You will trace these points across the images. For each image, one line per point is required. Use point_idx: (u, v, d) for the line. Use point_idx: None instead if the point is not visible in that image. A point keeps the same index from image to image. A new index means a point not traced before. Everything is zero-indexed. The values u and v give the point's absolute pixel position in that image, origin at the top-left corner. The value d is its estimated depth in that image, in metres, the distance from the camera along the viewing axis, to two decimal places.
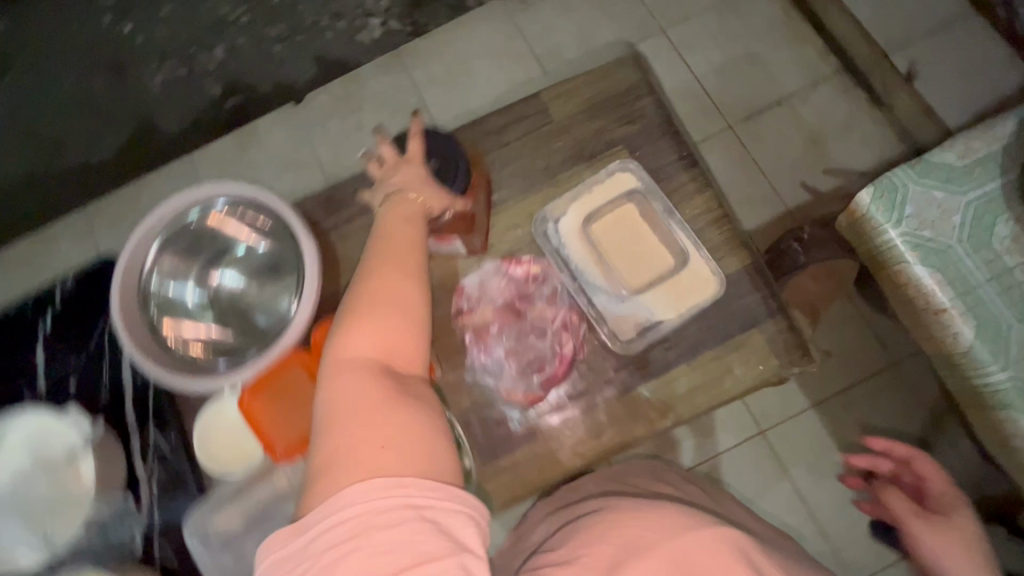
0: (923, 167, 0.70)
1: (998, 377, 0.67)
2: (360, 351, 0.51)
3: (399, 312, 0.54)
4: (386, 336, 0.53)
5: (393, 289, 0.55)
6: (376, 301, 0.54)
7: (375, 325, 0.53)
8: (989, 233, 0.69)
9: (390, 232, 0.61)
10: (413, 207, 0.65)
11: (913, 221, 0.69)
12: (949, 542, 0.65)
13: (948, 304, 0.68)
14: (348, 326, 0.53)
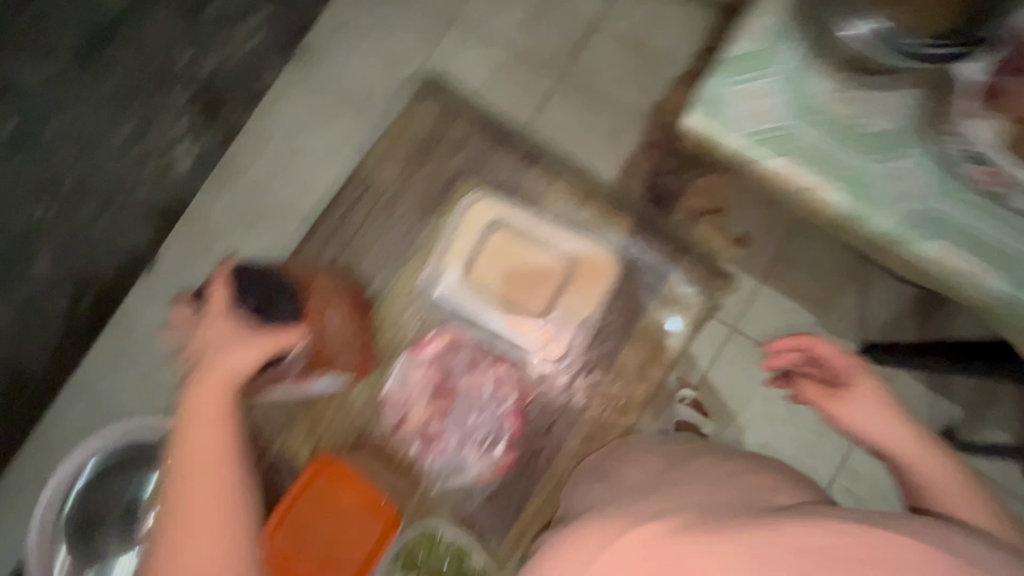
0: (726, 68, 0.69)
1: (886, 222, 0.65)
2: (185, 547, 0.52)
3: (212, 501, 0.54)
4: (201, 532, 0.53)
5: (216, 475, 0.55)
6: (184, 501, 0.54)
7: (189, 517, 0.53)
8: (811, 97, 0.68)
9: (189, 420, 0.58)
10: (225, 328, 0.65)
11: (740, 121, 0.67)
12: (890, 426, 0.70)
13: (809, 179, 0.66)
14: (170, 516, 0.54)
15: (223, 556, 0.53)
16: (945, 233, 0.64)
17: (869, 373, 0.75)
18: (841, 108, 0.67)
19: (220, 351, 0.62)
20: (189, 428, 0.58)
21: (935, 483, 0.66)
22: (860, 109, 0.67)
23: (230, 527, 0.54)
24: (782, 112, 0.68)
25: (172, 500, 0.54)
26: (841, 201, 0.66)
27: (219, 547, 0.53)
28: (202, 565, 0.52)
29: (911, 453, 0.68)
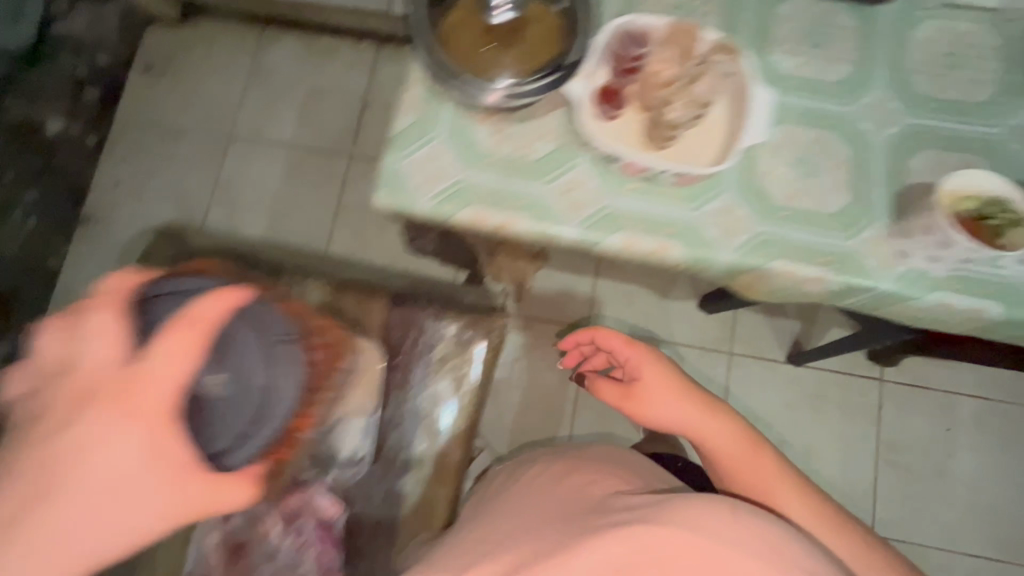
0: (397, 142, 0.74)
1: (574, 232, 0.71)
2: (96, 452, 0.43)
3: (160, 389, 0.45)
4: (144, 398, 0.45)
5: (143, 382, 0.45)
6: (135, 391, 0.44)
7: (122, 406, 0.44)
8: (476, 144, 0.74)
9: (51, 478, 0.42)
10: (125, 411, 0.44)
11: (421, 187, 0.72)
12: (698, 425, 0.80)
13: (498, 218, 0.72)
14: (69, 433, 0.43)
15: (151, 459, 0.45)
16: (621, 222, 0.71)
17: (668, 367, 0.85)
18: (504, 146, 0.74)
19: (49, 362, 0.45)
20: (160, 355, 0.45)
21: (772, 492, 0.75)
22: (519, 142, 0.74)
23: (169, 394, 0.45)
24: (456, 166, 0.73)
25: (129, 395, 0.44)
26: (533, 227, 0.72)
27: (129, 458, 0.43)
28: (83, 487, 0.42)
29: (765, 487, 0.75)
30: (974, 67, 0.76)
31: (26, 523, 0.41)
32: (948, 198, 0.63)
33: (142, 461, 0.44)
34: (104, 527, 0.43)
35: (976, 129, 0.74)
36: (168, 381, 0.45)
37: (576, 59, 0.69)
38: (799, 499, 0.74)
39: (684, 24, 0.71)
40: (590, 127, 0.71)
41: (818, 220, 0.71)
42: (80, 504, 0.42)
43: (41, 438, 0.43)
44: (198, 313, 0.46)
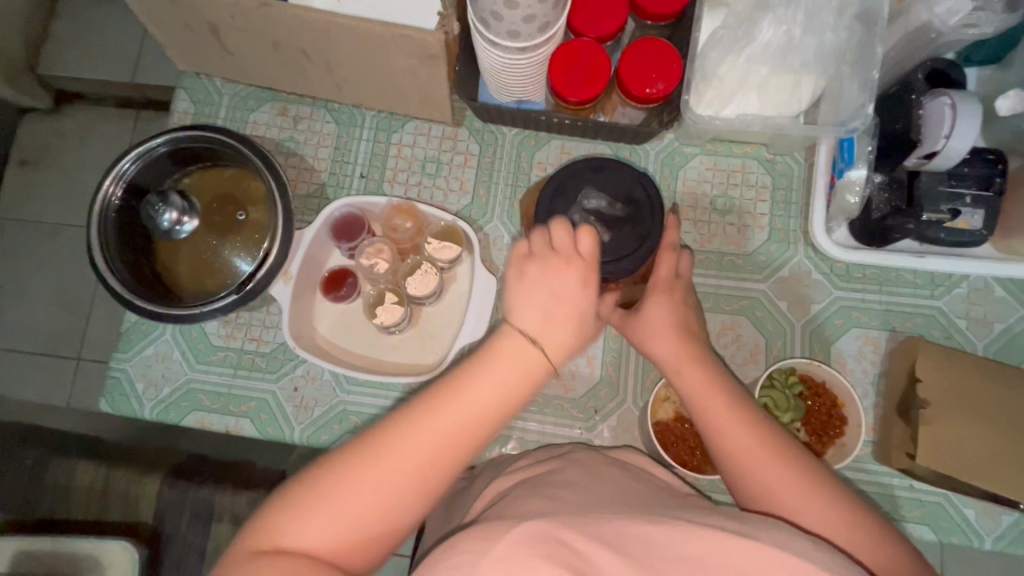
0: (123, 342, 0.70)
1: (300, 437, 0.67)
2: (331, 501, 0.38)
3: (393, 477, 0.39)
4: (401, 467, 0.39)
5: (370, 459, 0.39)
6: (355, 484, 0.38)
7: (379, 451, 0.39)
8: (205, 339, 0.69)
9: (494, 364, 0.42)
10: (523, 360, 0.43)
11: (146, 390, 0.68)
12: (723, 407, 0.48)
13: (224, 423, 0.68)
14: (306, 488, 0.39)
15: (368, 513, 0.38)
16: (352, 422, 0.67)
17: (689, 299, 0.57)
18: (236, 339, 0.69)
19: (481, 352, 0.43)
20: (459, 373, 0.42)
21: (782, 496, 0.44)
22: (250, 333, 0.69)
23: (427, 454, 0.40)
24: (183, 365, 0.69)
25: (380, 440, 0.40)
26: (258, 433, 0.67)
27: (349, 527, 0.38)
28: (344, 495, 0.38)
29: (786, 495, 0.44)
30: (743, 210, 0.71)
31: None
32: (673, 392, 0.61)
33: (364, 513, 0.38)
34: None
35: (743, 284, 0.69)
36: (432, 436, 0.40)
37: (255, 268, 0.61)
38: (810, 496, 0.44)
39: (406, 203, 0.67)
40: (318, 316, 0.69)
41: (561, 406, 0.66)
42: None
43: (286, 498, 0.39)
44: (504, 353, 0.43)
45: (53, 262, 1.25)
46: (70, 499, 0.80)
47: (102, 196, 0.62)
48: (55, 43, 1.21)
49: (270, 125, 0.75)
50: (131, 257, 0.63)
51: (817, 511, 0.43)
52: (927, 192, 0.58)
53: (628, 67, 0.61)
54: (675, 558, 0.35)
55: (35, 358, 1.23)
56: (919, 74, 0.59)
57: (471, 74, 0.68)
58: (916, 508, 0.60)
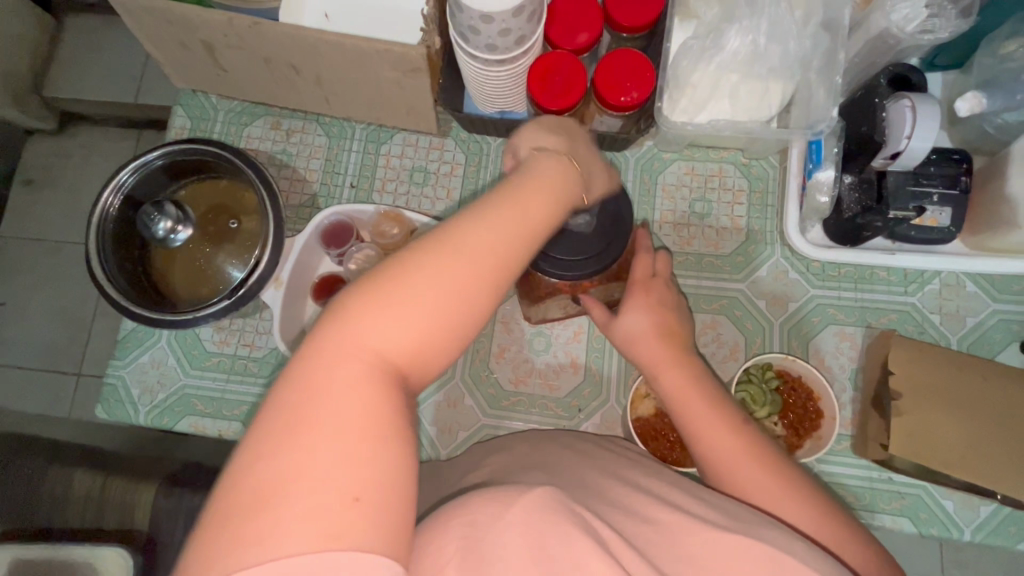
0: (120, 349, 0.72)
1: None
2: (386, 312, 0.32)
3: (455, 280, 0.33)
4: (463, 266, 0.33)
5: (427, 261, 0.33)
6: (403, 295, 0.32)
7: (438, 251, 0.33)
8: (200, 345, 0.71)
9: (542, 188, 0.38)
10: (565, 181, 0.40)
11: (142, 396, 0.70)
12: (704, 408, 0.49)
13: (217, 427, 0.69)
14: (357, 307, 0.32)
15: (426, 327, 0.32)
16: None
17: (671, 294, 0.59)
18: (229, 345, 0.71)
19: (528, 173, 0.39)
20: (515, 188, 0.37)
21: (762, 491, 0.45)
22: (244, 338, 0.71)
23: (490, 256, 0.34)
24: (178, 371, 0.71)
25: (431, 245, 0.33)
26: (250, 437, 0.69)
27: (408, 340, 0.32)
28: (388, 314, 0.32)
29: (767, 493, 0.44)
30: (720, 213, 0.73)
31: (298, 410, 0.29)
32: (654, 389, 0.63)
33: (423, 325, 0.32)
34: (323, 451, 0.28)
35: (722, 284, 0.71)
36: (494, 237, 0.34)
37: (248, 275, 0.63)
38: (785, 491, 0.44)
39: (392, 210, 0.70)
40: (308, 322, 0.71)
41: (546, 406, 0.68)
42: (308, 429, 0.28)
43: (319, 329, 0.32)
44: (548, 169, 0.40)
45: (54, 279, 1.28)
46: (66, 508, 0.81)
47: (100, 206, 0.64)
48: (58, 67, 1.25)
49: (263, 139, 0.78)
50: (127, 265, 0.65)
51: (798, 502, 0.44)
52: (894, 191, 0.60)
53: (603, 78, 0.64)
54: (645, 542, 0.37)
55: (35, 374, 1.25)
56: (882, 78, 0.61)
57: (455, 86, 0.71)
58: (896, 500, 0.61)
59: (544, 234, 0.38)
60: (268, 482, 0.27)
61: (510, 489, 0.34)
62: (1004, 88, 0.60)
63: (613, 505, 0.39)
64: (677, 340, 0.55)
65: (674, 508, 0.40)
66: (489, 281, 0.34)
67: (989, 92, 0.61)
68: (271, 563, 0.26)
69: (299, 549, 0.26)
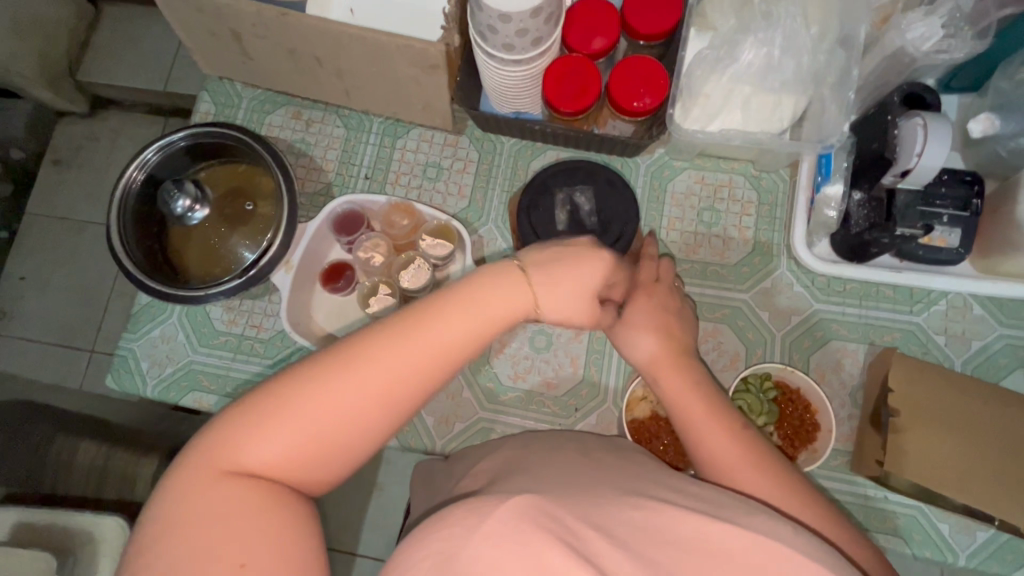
0: (132, 323, 0.73)
1: None
2: (298, 409, 0.37)
3: (360, 397, 0.38)
4: (370, 388, 0.38)
5: (336, 379, 0.38)
6: (291, 415, 0.37)
7: (348, 368, 0.38)
8: (209, 323, 0.73)
9: (452, 315, 0.41)
10: (489, 308, 0.43)
11: (150, 369, 0.72)
12: (702, 407, 0.50)
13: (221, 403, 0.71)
14: (273, 402, 0.38)
15: (335, 427, 0.38)
16: None
17: (675, 297, 0.59)
18: (237, 325, 0.73)
19: (444, 296, 0.42)
20: (424, 319, 0.41)
21: (755, 484, 0.45)
22: (252, 319, 0.73)
23: (395, 380, 0.39)
24: (187, 347, 0.73)
25: (352, 357, 0.39)
26: None
27: (312, 441, 0.38)
28: (278, 431, 0.37)
29: (761, 486, 0.45)
30: (728, 223, 0.73)
31: (219, 483, 0.36)
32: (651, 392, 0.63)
33: (329, 428, 0.38)
34: (202, 546, 0.34)
35: (726, 293, 0.71)
36: (404, 359, 0.39)
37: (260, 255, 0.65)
38: (780, 486, 0.45)
39: (402, 202, 0.71)
40: (316, 306, 0.72)
41: (543, 403, 0.68)
42: (220, 502, 0.35)
43: (223, 425, 0.38)
44: (490, 290, 0.43)
45: (74, 256, 1.31)
46: (70, 476, 0.83)
47: (122, 182, 0.66)
48: (94, 52, 1.29)
49: (284, 127, 0.80)
50: (145, 241, 0.67)
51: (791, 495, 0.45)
52: (903, 209, 0.60)
53: (617, 83, 0.65)
54: (630, 531, 0.37)
55: (49, 348, 1.28)
56: (896, 96, 0.61)
57: (472, 85, 0.73)
58: (890, 520, 0.61)
59: (442, 367, 0.41)
60: (171, 557, 0.34)
61: (486, 501, 0.36)
62: (1018, 112, 0.60)
63: (600, 493, 0.40)
64: (679, 341, 0.56)
65: (660, 501, 0.40)
66: (369, 415, 0.38)
67: (1002, 115, 0.61)
68: None
69: None
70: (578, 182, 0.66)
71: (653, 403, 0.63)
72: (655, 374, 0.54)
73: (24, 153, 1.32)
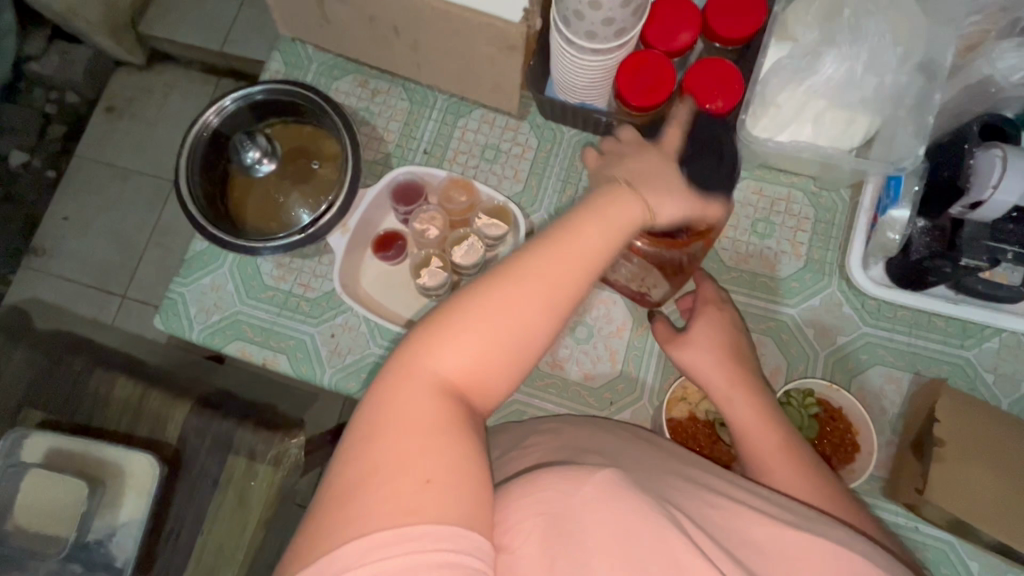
0: (185, 268, 0.75)
1: (327, 379, 0.71)
2: (457, 346, 0.38)
3: (511, 328, 0.39)
4: (530, 294, 0.39)
5: (488, 309, 0.38)
6: (465, 323, 0.38)
7: (502, 286, 0.39)
8: (259, 277, 0.74)
9: (591, 223, 0.43)
10: (620, 219, 0.44)
11: (198, 314, 0.74)
12: (765, 430, 0.50)
13: (263, 355, 0.72)
14: (427, 350, 0.38)
15: (486, 360, 0.38)
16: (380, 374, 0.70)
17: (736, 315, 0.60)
18: (286, 282, 0.74)
19: (579, 209, 0.44)
20: (563, 229, 0.42)
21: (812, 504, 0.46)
22: (300, 278, 0.74)
23: (540, 311, 0.39)
24: (235, 297, 0.74)
25: (499, 287, 0.39)
26: (291, 369, 0.72)
27: (468, 373, 0.38)
28: (456, 340, 0.38)
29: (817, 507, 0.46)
30: (783, 236, 0.73)
31: (383, 424, 0.35)
32: (690, 393, 0.63)
33: (482, 349, 0.38)
34: (401, 454, 0.34)
35: (773, 307, 0.70)
36: (545, 291, 0.40)
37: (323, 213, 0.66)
38: (848, 513, 0.46)
39: (462, 179, 0.72)
40: (365, 271, 0.73)
41: (579, 393, 0.69)
42: (390, 439, 0.34)
43: (398, 354, 0.39)
44: (616, 205, 0.45)
45: (120, 202, 1.35)
46: (104, 410, 0.85)
47: (196, 128, 0.68)
48: (160, 5, 1.32)
49: (349, 94, 0.81)
50: (210, 189, 0.68)
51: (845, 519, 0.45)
52: (965, 241, 0.59)
53: (691, 82, 0.65)
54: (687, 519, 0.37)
55: (85, 288, 1.31)
56: (975, 125, 0.60)
57: (543, 71, 0.73)
58: (919, 550, 0.60)
59: (590, 275, 0.42)
60: (367, 470, 0.33)
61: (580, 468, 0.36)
62: None
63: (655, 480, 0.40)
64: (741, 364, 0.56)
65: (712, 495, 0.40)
66: (542, 314, 0.39)
67: None
68: (360, 537, 0.31)
69: (379, 527, 0.31)
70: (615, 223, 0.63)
71: (691, 405, 0.63)
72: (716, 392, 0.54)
73: (80, 98, 1.35)
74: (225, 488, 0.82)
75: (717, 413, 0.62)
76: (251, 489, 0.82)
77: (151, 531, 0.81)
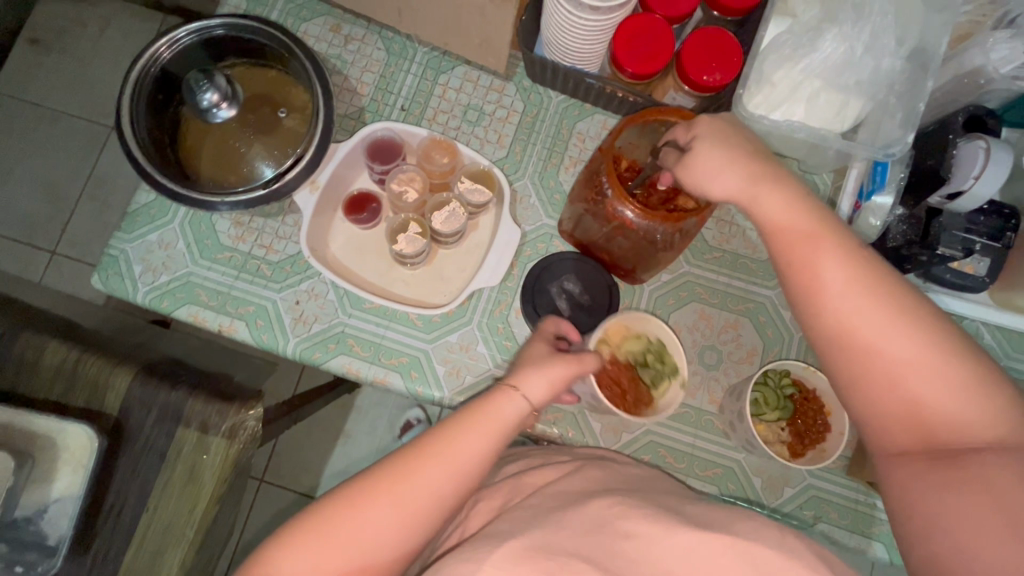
0: (128, 222, 0.68)
1: (291, 348, 0.65)
2: (375, 496, 0.43)
3: (432, 499, 0.44)
4: (389, 528, 0.43)
5: (426, 473, 0.44)
6: (366, 505, 0.43)
7: (388, 492, 0.43)
8: (214, 235, 0.68)
9: (483, 420, 0.47)
10: (509, 412, 0.48)
11: (144, 275, 0.66)
12: (904, 370, 0.42)
13: (218, 321, 0.66)
14: (369, 483, 0.44)
15: (404, 520, 0.43)
16: (350, 345, 0.65)
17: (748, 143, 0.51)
18: (245, 242, 0.68)
19: (461, 414, 0.47)
20: (448, 432, 0.46)
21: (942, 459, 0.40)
22: (261, 239, 0.68)
23: (454, 478, 0.45)
24: (186, 257, 0.67)
25: (403, 470, 0.44)
26: (250, 338, 0.66)
27: (387, 529, 0.43)
28: (314, 556, 0.42)
29: (969, 479, 0.39)
30: None
31: (309, 531, 0.42)
32: (610, 336, 0.60)
33: (376, 534, 0.42)
34: None
35: (752, 288, 0.70)
36: (469, 453, 0.46)
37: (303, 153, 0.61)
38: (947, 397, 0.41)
39: (444, 139, 0.68)
40: (335, 234, 0.69)
41: None
42: (316, 543, 0.42)
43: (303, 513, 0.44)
44: (499, 406, 0.48)
45: (50, 149, 1.26)
46: (33, 377, 0.77)
47: (140, 61, 0.60)
48: None
49: (319, 39, 0.74)
50: (157, 134, 0.61)
51: (1013, 476, 0.38)
52: (943, 231, 0.61)
53: (692, 52, 0.62)
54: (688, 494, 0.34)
55: (10, 243, 1.23)
56: (961, 116, 0.61)
57: (535, 25, 0.68)
58: (875, 525, 0.63)
59: (483, 460, 0.46)
60: None
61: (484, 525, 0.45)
62: None
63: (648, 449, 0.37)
64: (882, 285, 0.44)
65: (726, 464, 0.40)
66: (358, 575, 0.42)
67: None
68: None
69: None
70: (562, 273, 0.68)
71: (611, 348, 0.60)
72: (800, 310, 0.47)
73: None
74: (173, 463, 0.76)
75: (639, 355, 0.60)
76: (204, 463, 0.76)
77: (89, 508, 0.75)
